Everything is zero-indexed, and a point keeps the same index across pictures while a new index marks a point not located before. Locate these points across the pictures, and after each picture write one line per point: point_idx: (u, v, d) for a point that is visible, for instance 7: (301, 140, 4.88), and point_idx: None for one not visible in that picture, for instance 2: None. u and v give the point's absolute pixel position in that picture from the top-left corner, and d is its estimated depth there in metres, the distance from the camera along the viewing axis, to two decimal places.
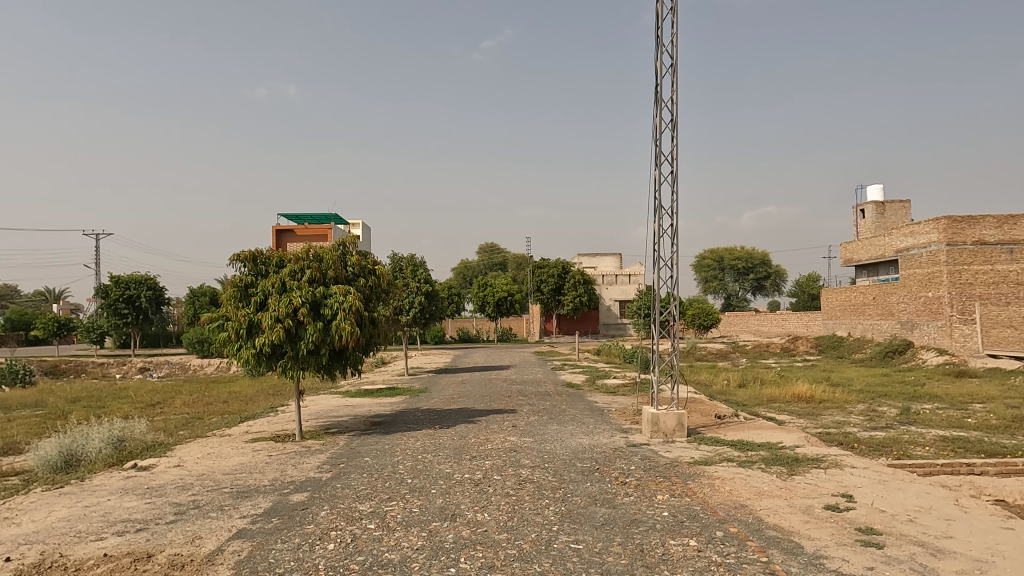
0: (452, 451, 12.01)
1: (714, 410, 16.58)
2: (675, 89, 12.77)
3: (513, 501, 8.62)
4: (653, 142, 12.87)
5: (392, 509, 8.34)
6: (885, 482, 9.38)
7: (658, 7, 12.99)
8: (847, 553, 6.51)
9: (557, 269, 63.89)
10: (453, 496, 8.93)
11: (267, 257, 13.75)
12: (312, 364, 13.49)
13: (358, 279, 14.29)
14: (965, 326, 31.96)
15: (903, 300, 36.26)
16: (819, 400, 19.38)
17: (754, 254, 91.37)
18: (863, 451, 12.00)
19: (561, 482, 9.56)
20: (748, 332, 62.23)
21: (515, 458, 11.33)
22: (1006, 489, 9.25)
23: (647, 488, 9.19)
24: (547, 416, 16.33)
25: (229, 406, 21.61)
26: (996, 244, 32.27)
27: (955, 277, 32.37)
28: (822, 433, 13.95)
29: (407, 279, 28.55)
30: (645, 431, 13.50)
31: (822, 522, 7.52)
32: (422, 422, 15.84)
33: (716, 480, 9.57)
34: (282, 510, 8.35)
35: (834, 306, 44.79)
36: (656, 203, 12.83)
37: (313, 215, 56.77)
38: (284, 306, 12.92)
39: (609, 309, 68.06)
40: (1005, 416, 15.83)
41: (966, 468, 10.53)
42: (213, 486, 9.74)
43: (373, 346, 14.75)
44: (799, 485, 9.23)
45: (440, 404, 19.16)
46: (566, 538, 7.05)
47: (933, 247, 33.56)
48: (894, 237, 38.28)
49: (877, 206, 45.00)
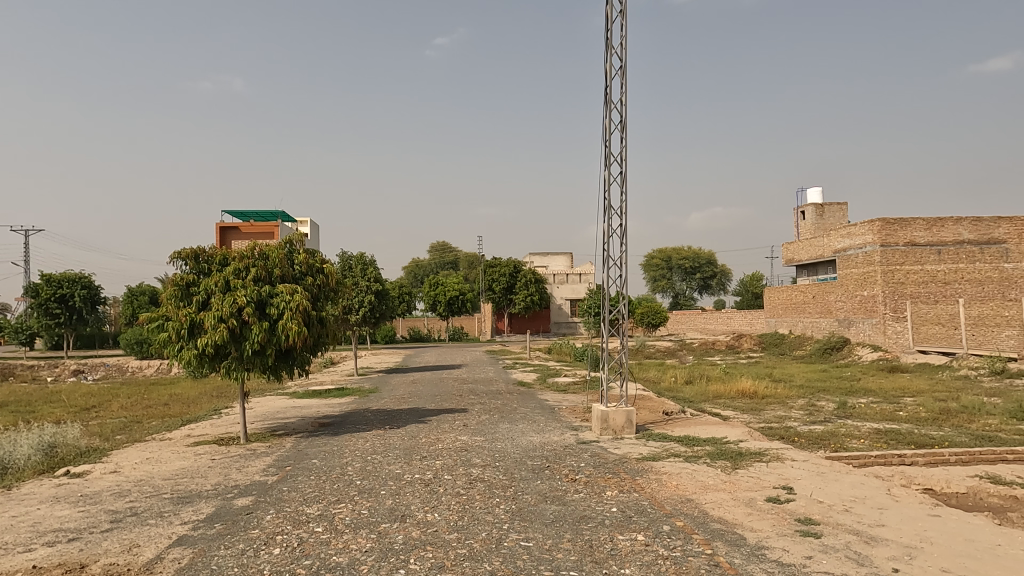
0: (401, 452, 11.90)
1: (662, 407, 16.95)
2: (625, 91, 12.96)
3: (463, 500, 8.60)
4: (603, 142, 13.04)
5: (340, 511, 8.21)
6: (823, 474, 9.74)
7: (609, 9, 13.17)
8: (788, 542, 6.74)
9: (508, 268, 64.09)
10: (403, 496, 8.84)
11: (209, 255, 13.35)
12: (257, 365, 13.14)
13: (306, 277, 14.03)
14: (897, 324, 33.31)
15: (840, 298, 37.75)
16: (762, 396, 20.00)
17: (700, 254, 93.62)
18: (803, 445, 12.40)
19: (511, 480, 9.60)
20: (695, 330, 63.75)
21: (466, 456, 11.31)
22: (934, 478, 9.72)
23: (597, 484, 9.31)
24: (498, 415, 16.35)
25: (170, 409, 20.84)
26: (925, 245, 33.92)
27: (888, 276, 33.89)
28: (764, 428, 14.39)
29: (356, 278, 28.08)
30: (595, 428, 13.66)
31: (763, 513, 7.76)
32: (372, 422, 15.63)
33: (664, 476, 9.75)
34: (226, 515, 8.13)
35: (777, 304, 46.27)
36: (606, 203, 12.98)
37: (259, 213, 55.81)
38: (227, 306, 12.53)
39: (560, 308, 68.70)
40: (934, 409, 16.71)
41: (898, 460, 10.95)
42: (152, 493, 9.39)
43: (320, 346, 14.46)
44: (742, 478, 9.49)
45: (391, 404, 18.97)
46: (516, 536, 7.09)
47: (868, 248, 35.04)
48: (832, 238, 39.68)
49: (816, 207, 46.65)
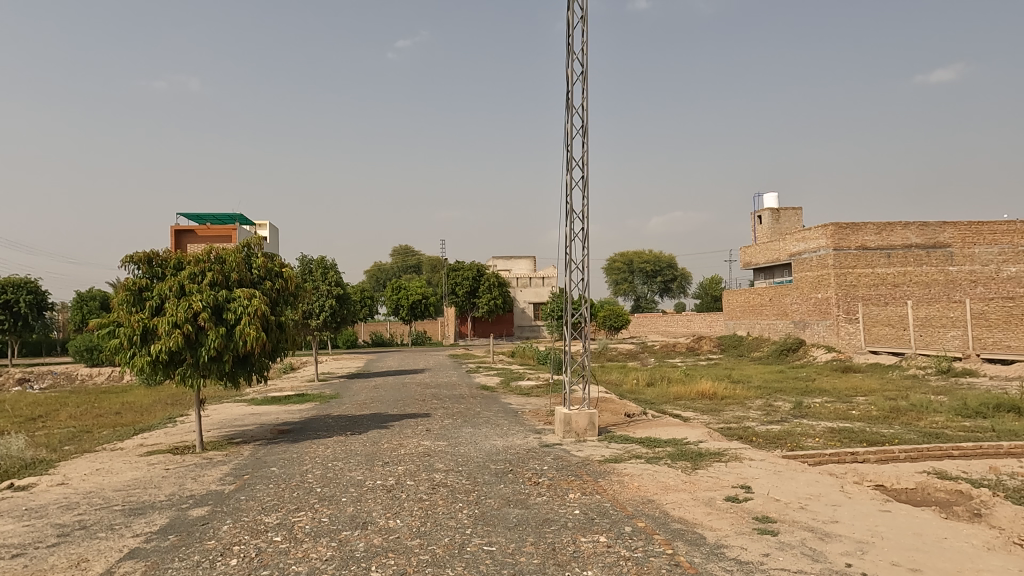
0: (363, 458, 11.76)
1: (623, 409, 17.13)
2: (587, 96, 13.08)
3: (425, 505, 8.54)
4: (565, 147, 13.13)
5: (299, 519, 8.06)
6: (780, 472, 9.97)
7: (570, 15, 13.29)
8: (746, 541, 6.86)
9: (471, 272, 64.03)
10: (364, 503, 8.73)
11: (164, 259, 12.99)
12: (214, 371, 12.83)
13: (264, 282, 13.77)
14: (849, 325, 34.30)
15: (796, 301, 38.72)
16: (721, 396, 20.37)
17: (661, 258, 94.98)
18: (761, 444, 12.67)
19: (474, 485, 9.56)
20: (656, 332, 64.64)
21: (428, 462, 11.24)
22: (885, 474, 10.03)
23: (559, 487, 9.34)
24: (461, 419, 16.29)
25: (122, 418, 20.18)
26: (875, 248, 35.08)
27: (841, 278, 34.91)
28: (723, 428, 14.64)
29: (316, 282, 27.65)
30: (558, 431, 13.72)
31: (722, 513, 7.88)
32: (333, 428, 15.40)
33: (625, 477, 9.85)
34: (181, 526, 7.90)
35: (735, 307, 47.23)
36: (568, 207, 13.06)
37: (216, 216, 54.63)
38: (182, 311, 12.20)
39: (523, 311, 68.88)
40: (884, 407, 17.28)
41: (851, 457, 11.28)
42: (102, 505, 9.07)
43: (280, 351, 14.20)
44: (702, 478, 9.65)
45: (352, 409, 18.75)
46: (479, 541, 7.07)
47: (822, 251, 36.04)
48: (787, 242, 40.70)
49: (772, 212, 47.77)
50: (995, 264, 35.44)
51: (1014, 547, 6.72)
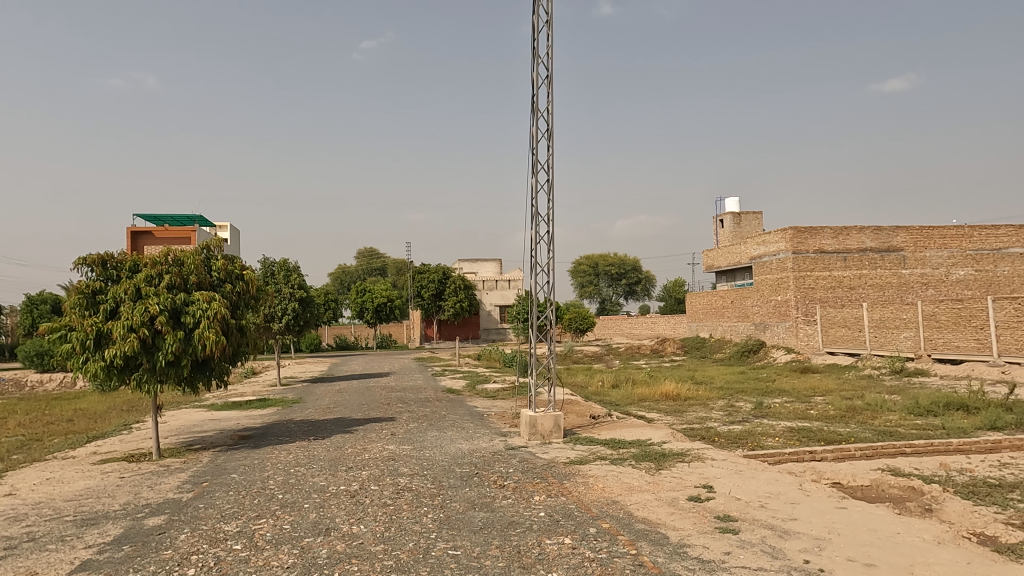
0: (326, 463, 11.58)
1: (589, 411, 17.23)
2: (552, 99, 13.15)
3: (390, 510, 8.46)
4: (530, 150, 13.17)
5: (260, 526, 7.91)
6: (741, 472, 10.15)
7: (535, 19, 13.34)
8: (708, 540, 6.97)
9: (437, 275, 63.72)
10: (327, 509, 8.61)
11: (118, 261, 12.63)
12: (171, 377, 12.50)
13: (224, 284, 13.50)
14: (808, 327, 35.13)
15: (756, 303, 39.52)
16: (684, 398, 20.65)
17: (625, 260, 95.97)
18: (723, 445, 12.88)
19: (439, 489, 9.51)
20: (621, 334, 65.24)
21: (393, 466, 11.14)
22: (841, 472, 10.29)
23: (525, 490, 9.35)
24: (426, 423, 16.19)
25: (74, 425, 19.52)
26: (832, 252, 36.02)
27: (799, 281, 35.76)
28: (686, 429, 14.84)
29: (278, 284, 27.17)
30: (524, 433, 13.72)
31: (685, 512, 7.99)
32: (296, 434, 15.16)
33: (590, 479, 9.91)
34: (136, 536, 7.68)
35: (698, 309, 47.98)
36: (533, 210, 13.09)
37: (175, 217, 53.41)
38: (138, 315, 11.87)
39: (489, 314, 68.85)
40: (841, 407, 17.73)
41: (809, 456, 11.54)
42: (53, 515, 8.76)
43: (240, 356, 13.91)
44: (665, 479, 9.76)
45: (315, 414, 18.48)
46: (444, 545, 7.02)
47: (781, 254, 36.85)
48: (748, 245, 41.51)
49: (734, 216, 48.67)
50: (945, 267, 36.72)
51: (963, 541, 6.96)
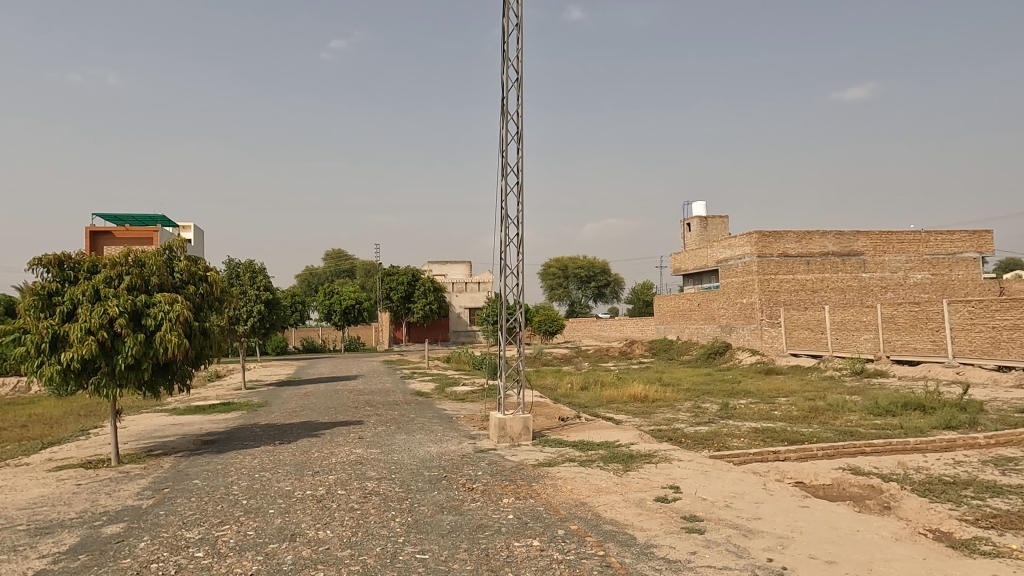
0: (292, 468, 11.41)
1: (557, 413, 17.29)
2: (521, 102, 13.18)
3: (357, 515, 8.37)
4: (500, 152, 13.17)
5: (223, 533, 7.75)
6: (707, 472, 10.30)
7: (505, 22, 13.37)
8: (674, 540, 7.05)
9: (406, 277, 63.28)
10: (293, 514, 8.47)
11: (76, 261, 12.28)
12: (131, 381, 12.18)
13: (187, 286, 13.21)
14: (772, 329, 35.79)
15: (722, 306, 40.14)
16: (652, 399, 20.87)
17: (594, 263, 96.58)
18: (689, 446, 13.05)
19: (407, 493, 9.44)
20: (590, 337, 65.63)
21: (361, 470, 11.03)
22: (804, 472, 10.50)
23: (493, 492, 9.34)
24: (395, 426, 16.05)
25: (28, 431, 18.89)
26: (795, 256, 36.79)
27: (764, 284, 36.42)
28: (654, 431, 14.99)
29: (243, 286, 26.71)
30: (492, 436, 13.70)
31: (652, 513, 8.07)
32: (261, 438, 14.90)
33: (559, 481, 9.94)
34: (93, 545, 7.46)
35: (665, 312, 48.54)
36: (503, 213, 13.11)
37: (136, 217, 52.13)
38: (97, 317, 11.53)
39: (459, 316, 68.63)
40: (804, 407, 18.11)
41: (773, 456, 11.75)
42: (4, 525, 8.46)
43: (203, 359, 13.62)
44: (633, 480, 9.85)
45: (282, 418, 18.19)
46: (411, 549, 6.97)
47: (746, 258, 37.49)
48: (714, 249, 42.15)
49: (700, 220, 49.36)
50: (903, 272, 37.79)
51: (919, 537, 7.17)
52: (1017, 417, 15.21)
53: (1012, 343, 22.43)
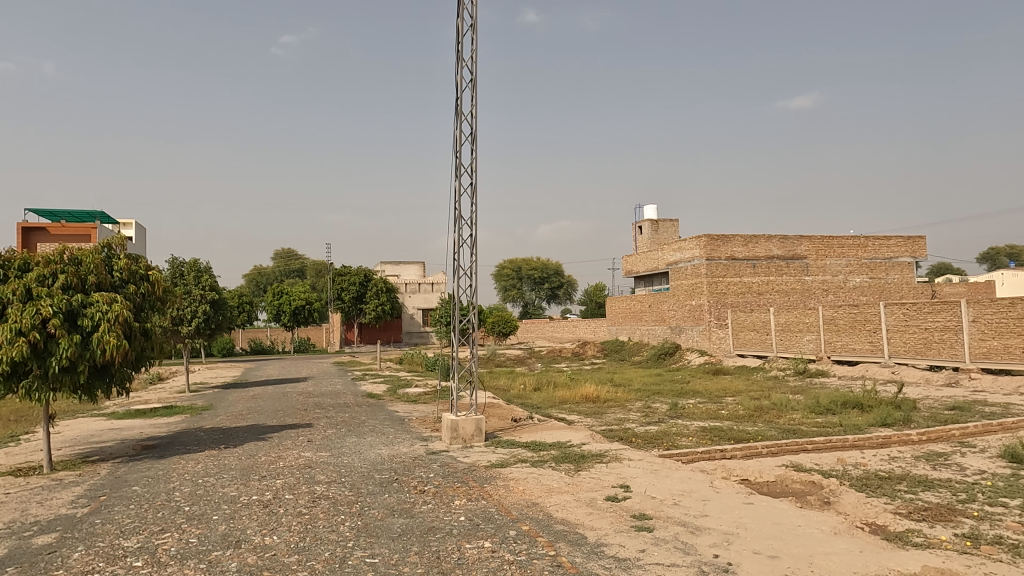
0: (238, 472, 11.11)
1: (510, 414, 17.33)
2: (476, 104, 13.16)
3: (305, 520, 8.20)
4: (454, 153, 13.11)
5: (164, 541, 7.48)
6: (656, 471, 10.47)
7: (460, 22, 13.33)
8: (624, 538, 7.14)
9: (358, 277, 62.42)
10: (238, 520, 8.24)
11: (6, 259, 11.69)
12: (66, 384, 11.66)
13: (127, 285, 12.73)
14: (720, 331, 36.65)
15: (672, 308, 40.93)
16: (604, 399, 21.13)
17: (548, 264, 97.17)
18: (639, 445, 13.26)
19: (357, 496, 9.30)
20: (544, 338, 66.01)
21: (310, 474, 10.82)
22: (749, 469, 10.79)
23: (445, 494, 9.29)
24: (345, 429, 15.79)
25: None
26: (742, 259, 37.79)
27: (712, 287, 37.29)
28: (605, 431, 15.16)
29: (188, 286, 25.90)
30: (445, 437, 13.62)
31: (603, 512, 8.16)
32: (205, 442, 14.46)
33: (511, 481, 9.95)
34: (23, 557, 7.10)
35: (617, 313, 49.18)
36: (456, 214, 13.05)
37: (73, 213, 49.99)
38: (27, 317, 10.99)
39: (412, 317, 68.06)
40: (750, 407, 18.62)
41: (719, 454, 12.05)
42: None
43: (145, 360, 13.14)
44: (584, 480, 9.94)
45: (227, 421, 17.68)
46: (361, 554, 6.87)
47: (695, 261, 38.31)
48: (665, 252, 42.93)
49: (652, 223, 50.21)
50: (843, 275, 39.26)
51: (857, 531, 7.45)
52: (947, 415, 15.97)
53: (943, 344, 23.56)
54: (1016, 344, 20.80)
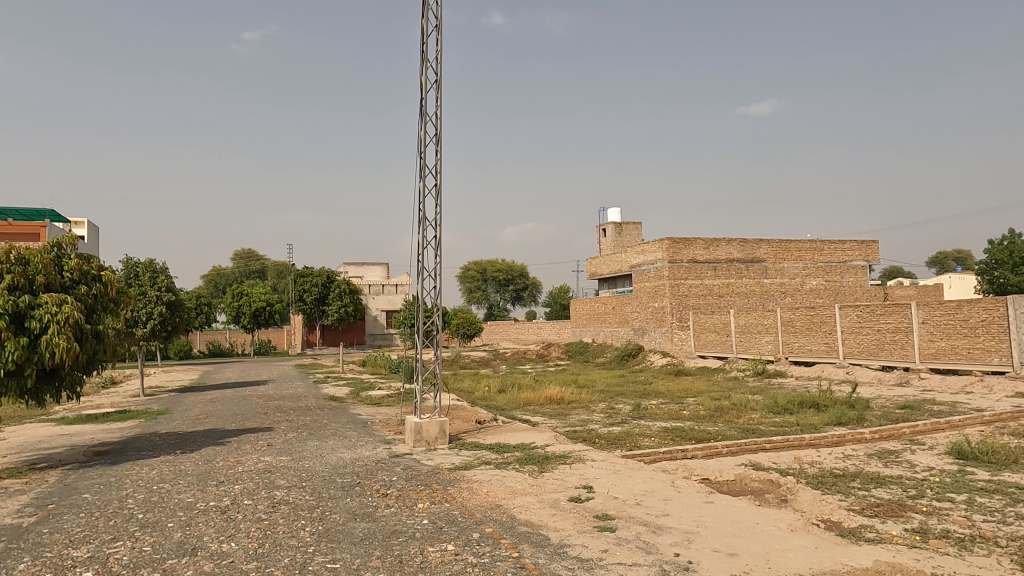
0: (194, 478, 10.84)
1: (474, 416, 17.30)
2: (440, 105, 13.11)
3: (264, 525, 8.05)
4: (418, 154, 13.03)
5: (116, 550, 7.26)
6: (619, 472, 10.57)
7: (425, 23, 13.26)
8: (587, 539, 7.19)
9: (320, 278, 61.59)
10: (194, 527, 8.04)
11: None
12: (12, 388, 11.22)
13: (78, 286, 12.33)
14: (682, 332, 37.20)
15: (636, 309, 41.40)
16: (567, 401, 21.25)
17: (513, 266, 97.31)
18: (602, 446, 13.37)
19: (318, 501, 9.16)
20: (508, 340, 66.08)
21: (269, 479, 10.62)
22: (710, 468, 10.97)
23: (408, 497, 9.21)
24: (306, 432, 15.56)
25: None
26: (703, 262, 38.42)
27: (674, 289, 37.83)
28: (569, 432, 15.25)
29: (143, 287, 25.18)
30: (408, 440, 13.52)
31: (566, 513, 8.20)
32: (160, 448, 14.07)
33: (474, 484, 9.92)
34: None
35: (582, 315, 49.51)
36: (420, 215, 12.96)
37: (21, 211, 48.18)
38: None
39: (375, 319, 67.41)
40: (710, 407, 18.95)
41: (681, 454, 12.24)
42: None
43: (96, 364, 12.73)
44: (548, 481, 9.98)
45: (184, 426, 17.24)
46: (322, 559, 6.78)
47: (658, 263, 38.83)
48: (628, 254, 43.40)
49: (615, 226, 50.72)
50: (800, 278, 40.26)
51: (812, 527, 7.64)
52: (899, 413, 16.50)
53: (894, 345, 24.34)
54: (963, 345, 21.61)
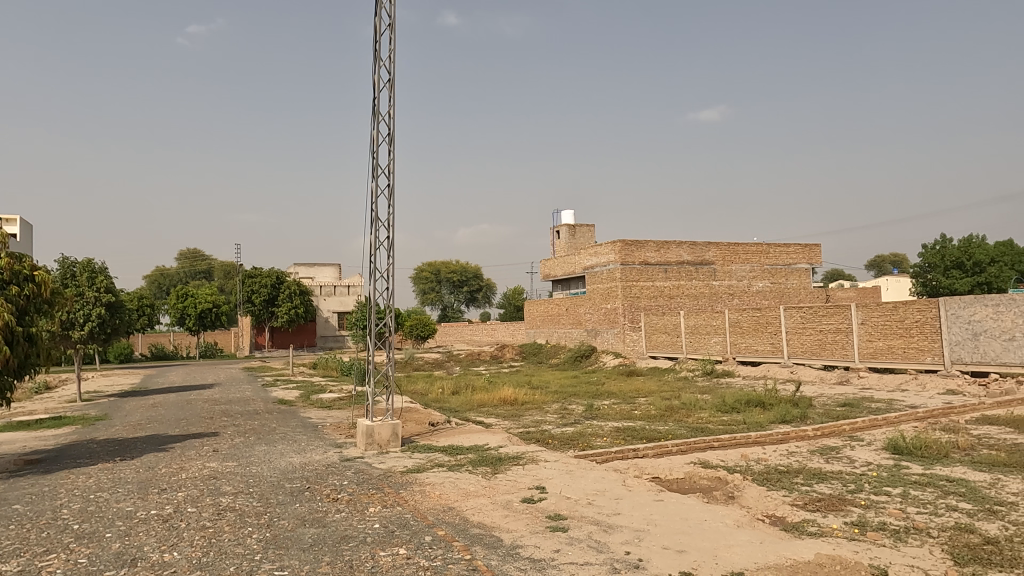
0: (135, 486, 10.44)
1: (427, 418, 17.19)
2: (393, 104, 12.99)
3: (209, 533, 7.81)
4: (370, 153, 12.89)
5: (49, 563, 6.93)
6: (571, 472, 10.65)
7: (378, 21, 13.13)
8: (539, 539, 7.22)
9: (270, 279, 60.23)
10: (134, 537, 7.74)
11: None
12: None
13: (9, 286, 11.72)
14: (634, 333, 37.74)
15: (589, 311, 41.81)
16: (521, 402, 21.30)
17: (467, 268, 97.05)
18: (555, 446, 13.46)
19: (266, 507, 8.95)
20: (462, 341, 65.89)
21: (215, 485, 10.32)
22: (660, 467, 11.16)
23: (359, 502, 9.09)
24: (254, 437, 15.18)
25: None
26: (654, 264, 39.10)
27: (626, 291, 38.38)
28: (523, 433, 15.30)
29: (80, 287, 24.11)
30: (360, 444, 13.32)
31: (519, 514, 8.23)
32: (98, 455, 13.51)
33: (427, 487, 9.84)
34: None
35: (536, 316, 49.74)
36: (373, 215, 12.82)
37: None
38: None
39: (327, 321, 66.28)
40: (661, 407, 19.29)
41: (632, 453, 12.42)
42: None
43: (28, 368, 12.11)
44: (501, 482, 9.98)
45: (124, 432, 16.59)
46: (269, 566, 6.62)
47: (610, 265, 39.32)
48: (581, 256, 43.83)
49: (569, 228, 51.14)
50: (747, 280, 41.37)
51: (758, 523, 7.84)
52: (839, 411, 17.11)
53: (835, 345, 25.22)
54: (898, 344, 22.56)
